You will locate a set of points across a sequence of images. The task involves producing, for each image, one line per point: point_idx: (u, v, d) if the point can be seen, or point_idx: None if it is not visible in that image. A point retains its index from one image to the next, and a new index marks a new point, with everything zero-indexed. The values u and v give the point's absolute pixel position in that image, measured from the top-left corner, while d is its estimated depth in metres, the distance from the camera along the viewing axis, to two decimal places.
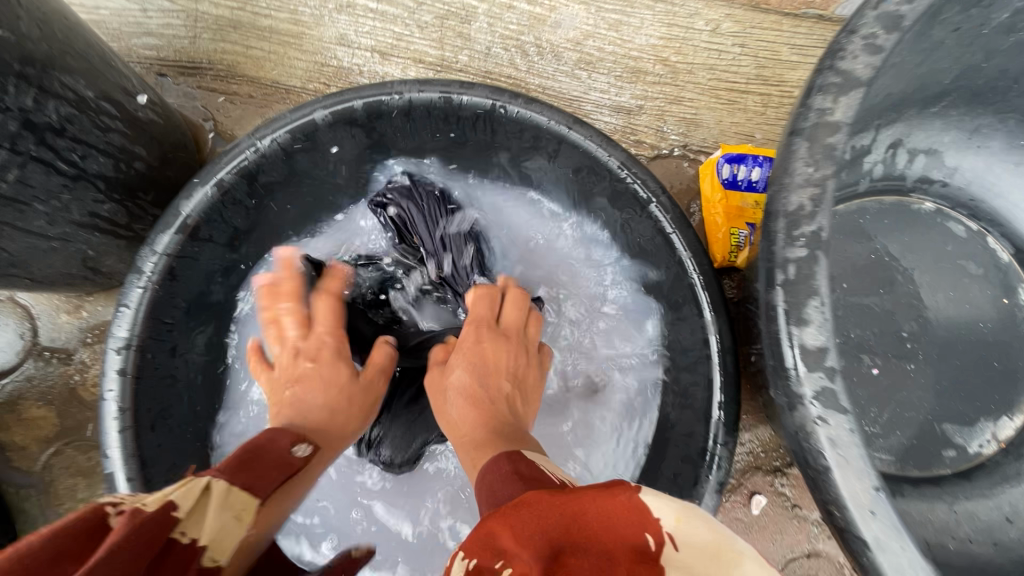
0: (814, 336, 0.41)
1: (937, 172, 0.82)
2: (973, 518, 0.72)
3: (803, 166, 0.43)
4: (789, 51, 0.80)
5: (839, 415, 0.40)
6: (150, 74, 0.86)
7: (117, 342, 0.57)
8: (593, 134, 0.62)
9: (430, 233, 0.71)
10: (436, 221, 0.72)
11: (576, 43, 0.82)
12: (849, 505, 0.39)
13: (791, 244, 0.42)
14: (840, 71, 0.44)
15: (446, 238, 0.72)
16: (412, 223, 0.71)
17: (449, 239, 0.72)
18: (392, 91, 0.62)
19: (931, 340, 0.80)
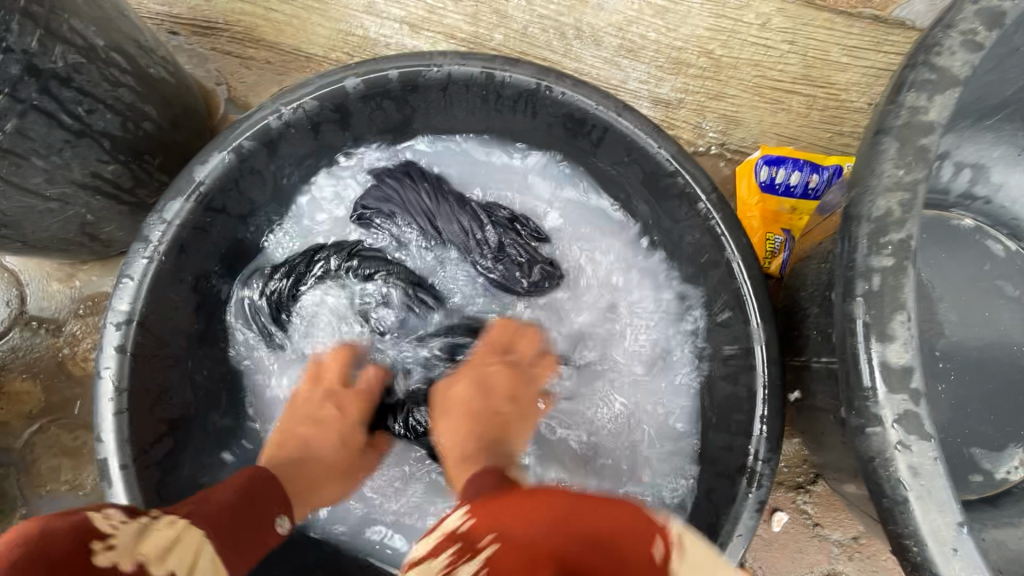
0: (898, 355, 0.37)
1: (981, 188, 0.79)
2: (1001, 547, 0.70)
3: (891, 168, 0.39)
4: (840, 52, 0.76)
5: (924, 441, 0.37)
6: (162, 31, 0.81)
7: (118, 317, 0.52)
8: (643, 122, 0.57)
9: (428, 214, 0.66)
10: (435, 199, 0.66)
11: (617, 29, 0.77)
12: (927, 538, 0.36)
13: (878, 252, 0.39)
14: (935, 68, 0.41)
15: (445, 210, 0.66)
16: (407, 205, 0.66)
17: (450, 215, 0.66)
18: (431, 62, 0.57)
19: (963, 361, 0.77)
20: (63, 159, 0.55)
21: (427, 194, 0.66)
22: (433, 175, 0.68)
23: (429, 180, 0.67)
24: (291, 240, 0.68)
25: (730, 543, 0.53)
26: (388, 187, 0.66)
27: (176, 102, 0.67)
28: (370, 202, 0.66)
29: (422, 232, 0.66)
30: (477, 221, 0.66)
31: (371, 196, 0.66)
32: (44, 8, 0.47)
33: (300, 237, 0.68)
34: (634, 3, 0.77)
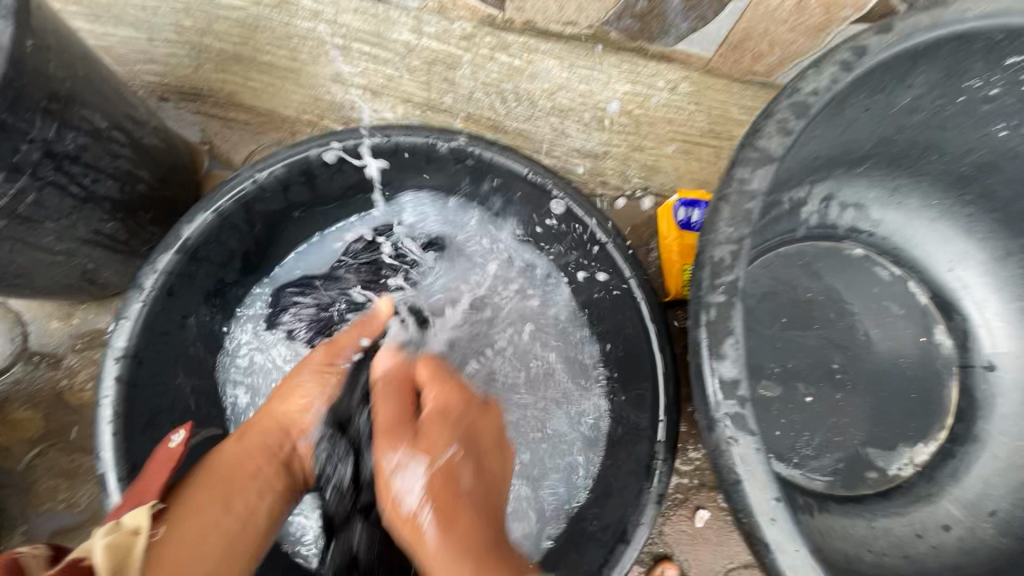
0: (729, 369, 0.49)
1: (865, 223, 0.92)
2: (887, 533, 0.81)
3: (725, 226, 0.51)
4: (738, 111, 0.90)
5: (748, 435, 0.48)
6: (152, 98, 0.92)
7: (116, 353, 0.62)
8: (558, 180, 0.69)
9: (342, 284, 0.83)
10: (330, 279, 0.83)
11: (550, 93, 0.90)
12: (754, 511, 0.47)
13: (713, 291, 0.50)
14: (758, 148, 0.53)
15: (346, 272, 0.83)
16: (310, 290, 0.82)
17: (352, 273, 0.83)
18: (381, 134, 0.68)
19: (856, 372, 0.89)
20: (69, 221, 0.66)
21: (319, 281, 0.83)
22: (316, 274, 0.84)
23: (302, 284, 0.82)
24: (255, 374, 0.80)
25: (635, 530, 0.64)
26: (276, 314, 0.81)
27: (166, 164, 0.79)
28: (277, 311, 0.81)
29: (355, 282, 0.83)
30: (368, 270, 0.84)
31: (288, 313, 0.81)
32: (59, 104, 0.59)
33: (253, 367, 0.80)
34: (563, 72, 0.90)
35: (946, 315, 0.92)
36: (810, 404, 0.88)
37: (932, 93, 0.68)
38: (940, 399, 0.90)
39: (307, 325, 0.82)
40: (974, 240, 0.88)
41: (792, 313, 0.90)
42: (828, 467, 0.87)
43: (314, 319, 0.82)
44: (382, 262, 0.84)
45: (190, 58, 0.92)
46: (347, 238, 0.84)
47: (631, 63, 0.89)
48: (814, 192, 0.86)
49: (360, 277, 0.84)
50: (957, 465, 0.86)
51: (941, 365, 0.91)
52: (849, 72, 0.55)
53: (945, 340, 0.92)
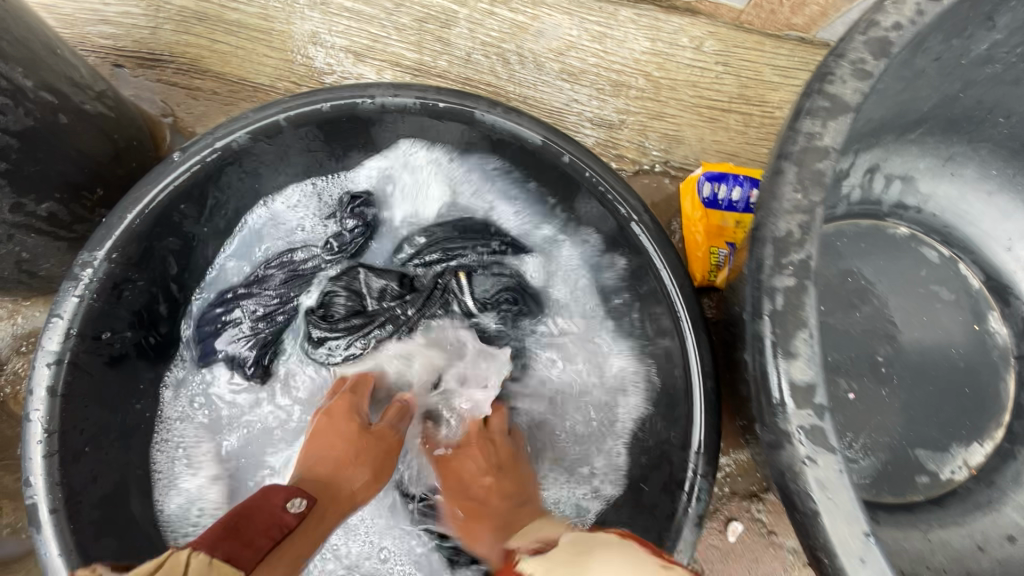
0: (801, 371, 0.39)
1: (913, 198, 0.82)
2: (946, 547, 0.71)
3: (788, 192, 0.41)
4: (771, 71, 0.79)
5: (827, 455, 0.38)
6: (105, 64, 0.81)
7: (48, 357, 0.52)
8: (573, 146, 0.59)
9: (261, 280, 0.67)
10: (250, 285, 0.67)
11: (559, 53, 0.79)
12: (838, 550, 0.37)
13: (778, 272, 0.40)
14: (828, 95, 0.43)
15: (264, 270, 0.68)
16: (234, 301, 0.66)
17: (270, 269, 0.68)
18: (365, 94, 0.58)
19: (904, 366, 0.80)
20: None
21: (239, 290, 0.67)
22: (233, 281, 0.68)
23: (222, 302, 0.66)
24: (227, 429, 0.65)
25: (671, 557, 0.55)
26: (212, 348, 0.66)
27: (115, 135, 0.68)
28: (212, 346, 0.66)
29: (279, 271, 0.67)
30: (292, 258, 0.68)
31: (215, 334, 0.66)
32: None
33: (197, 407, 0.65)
34: (574, 30, 0.79)
35: (1002, 301, 0.82)
36: (853, 402, 0.79)
37: (1014, 36, 0.58)
38: (996, 396, 0.81)
39: (246, 337, 0.66)
40: None
41: (831, 299, 0.80)
42: (876, 474, 0.78)
43: (254, 325, 0.66)
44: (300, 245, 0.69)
45: (147, 19, 0.81)
46: (256, 230, 0.69)
47: (649, 18, 0.79)
48: (858, 163, 0.76)
49: (277, 265, 0.68)
50: (1019, 468, 0.77)
51: (997, 357, 0.82)
52: (936, 2, 0.45)
53: (1000, 329, 0.83)
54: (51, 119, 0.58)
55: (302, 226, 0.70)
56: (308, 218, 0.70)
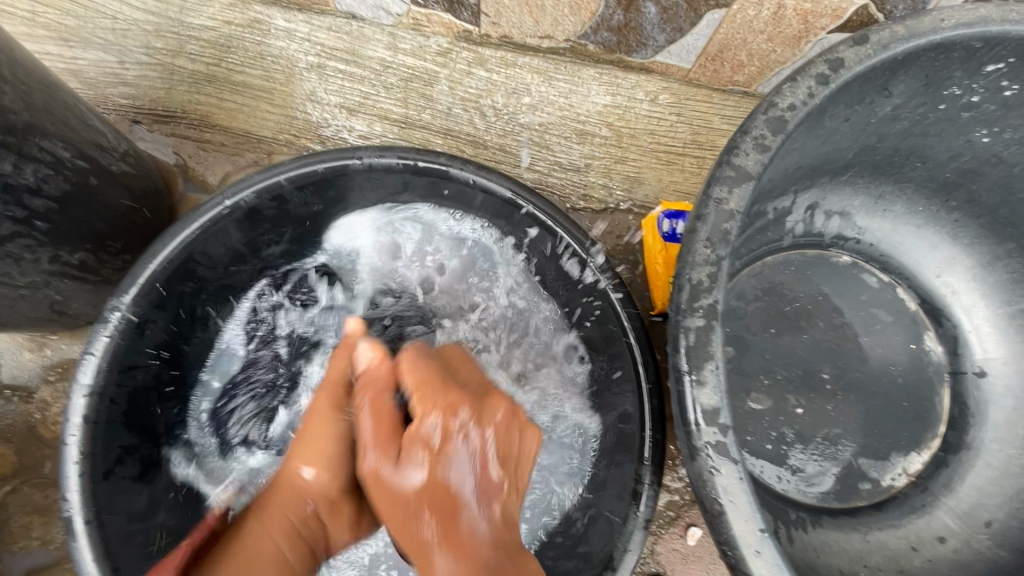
0: (710, 397, 0.47)
1: (852, 229, 0.91)
2: (882, 547, 0.79)
3: (700, 248, 0.50)
4: (720, 120, 0.89)
5: (730, 465, 0.46)
6: (124, 121, 0.90)
7: (82, 390, 0.60)
8: (535, 198, 0.68)
9: (251, 362, 0.81)
10: (245, 372, 0.81)
11: (529, 106, 0.89)
12: (739, 544, 0.45)
13: (692, 314, 0.49)
14: (734, 165, 0.52)
15: (256, 356, 0.82)
16: (239, 388, 0.80)
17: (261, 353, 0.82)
18: (355, 156, 0.67)
19: (846, 383, 0.88)
20: (33, 255, 0.64)
21: (238, 379, 0.80)
22: (228, 383, 0.80)
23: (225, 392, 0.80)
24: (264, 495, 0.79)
25: (623, 557, 0.63)
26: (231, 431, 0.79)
27: (136, 190, 0.77)
28: (230, 429, 0.79)
29: (268, 351, 0.82)
30: (274, 338, 0.82)
31: (233, 424, 0.80)
32: (17, 138, 0.57)
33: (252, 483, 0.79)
34: (543, 86, 0.88)
35: (936, 321, 0.91)
36: (801, 416, 0.87)
37: (915, 100, 0.67)
38: (932, 408, 0.89)
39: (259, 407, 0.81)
40: (960, 245, 0.87)
41: (779, 322, 0.89)
42: (823, 482, 0.85)
43: (261, 398, 0.81)
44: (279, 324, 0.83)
45: (162, 81, 0.90)
46: (237, 323, 0.81)
47: (610, 74, 0.88)
48: (798, 202, 0.85)
49: (265, 351, 0.82)
50: (951, 474, 0.84)
51: (932, 373, 0.90)
52: (826, 85, 0.54)
53: (935, 347, 0.91)
54: (83, 182, 0.67)
55: (278, 310, 0.83)
56: (286, 301, 0.83)
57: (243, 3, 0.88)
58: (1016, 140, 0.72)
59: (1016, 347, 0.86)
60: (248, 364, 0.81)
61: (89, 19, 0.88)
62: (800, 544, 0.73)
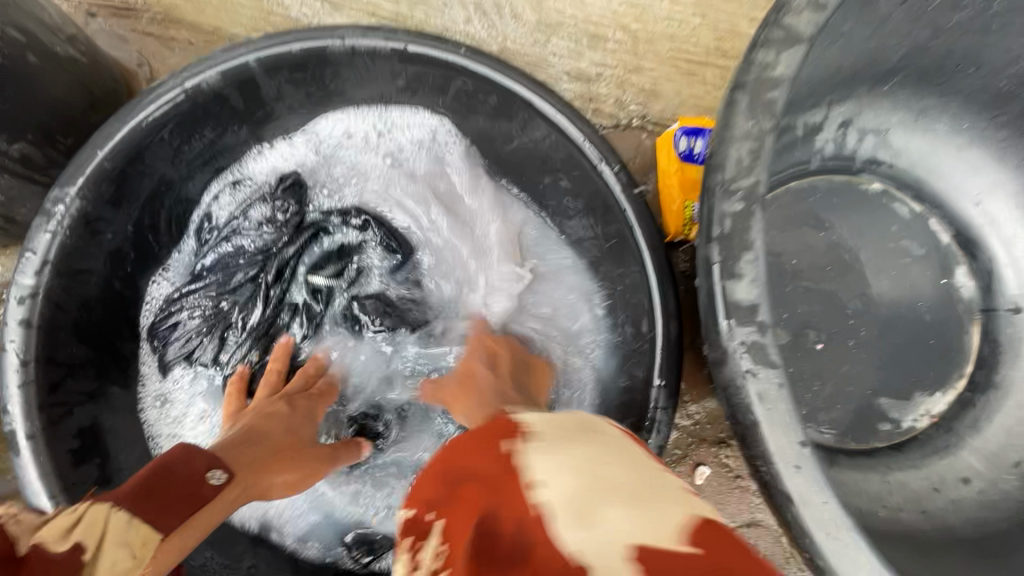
0: (746, 291, 0.40)
1: (886, 152, 0.83)
2: (902, 487, 0.74)
3: (741, 120, 0.42)
4: (748, 24, 0.80)
5: (767, 372, 0.40)
6: (79, 14, 0.80)
7: (21, 290, 0.53)
8: (543, 88, 0.60)
9: (200, 255, 0.69)
10: (192, 274, 0.69)
11: (536, 4, 0.79)
12: (773, 458, 0.39)
13: (725, 196, 0.42)
14: (782, 26, 0.44)
15: (204, 256, 0.69)
16: (176, 288, 0.68)
17: (206, 255, 0.69)
18: (334, 35, 0.58)
19: (870, 318, 0.82)
20: None
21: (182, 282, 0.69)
22: (175, 288, 0.69)
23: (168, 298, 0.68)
24: (190, 415, 0.69)
25: None
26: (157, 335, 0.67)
27: (94, 86, 0.69)
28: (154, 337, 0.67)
29: (214, 258, 0.69)
30: (225, 241, 0.69)
31: (174, 342, 0.68)
32: None
33: (180, 401, 0.69)
34: None
35: (970, 254, 0.84)
36: (821, 352, 0.80)
37: None
38: (960, 347, 0.83)
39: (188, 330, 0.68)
40: (1005, 169, 0.79)
41: (802, 253, 0.82)
42: (839, 421, 0.80)
43: (199, 324, 0.68)
44: (234, 230, 0.69)
45: None
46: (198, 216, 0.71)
47: None
48: (831, 116, 0.77)
49: (212, 251, 0.69)
50: (977, 415, 0.79)
51: (962, 311, 0.84)
52: None
53: (967, 284, 0.84)
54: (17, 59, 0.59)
55: (234, 205, 0.70)
56: (248, 194, 0.71)
57: None
58: None
59: None
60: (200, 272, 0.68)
61: None
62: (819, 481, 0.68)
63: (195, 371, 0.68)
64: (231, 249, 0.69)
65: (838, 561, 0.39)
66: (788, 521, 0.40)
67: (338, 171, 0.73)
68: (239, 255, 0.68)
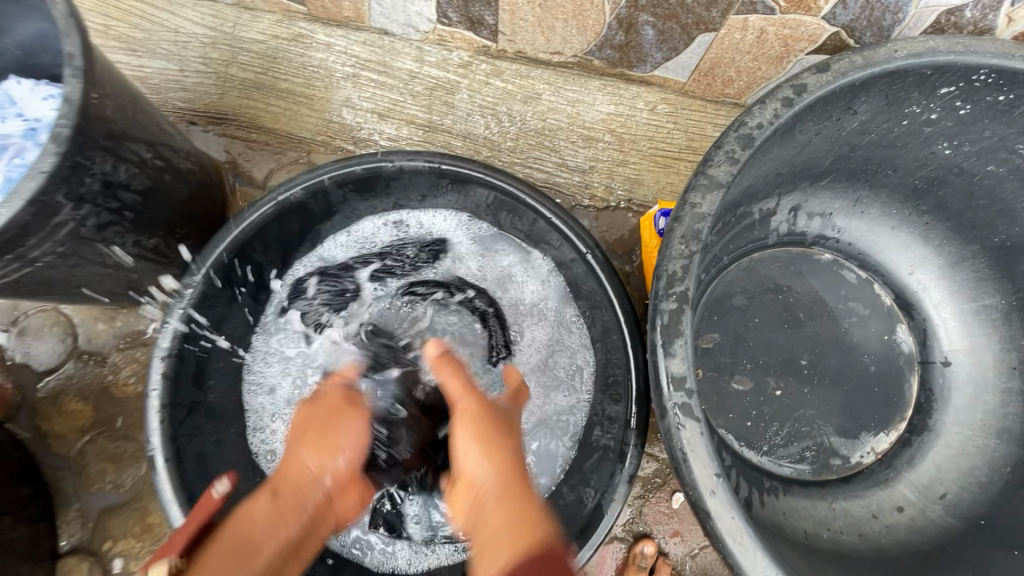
0: (678, 365, 0.58)
1: (832, 230, 0.99)
2: (846, 513, 0.89)
3: (677, 245, 0.60)
4: (713, 128, 0.98)
5: (691, 424, 0.57)
6: (183, 122, 1.02)
7: (161, 352, 0.73)
8: (544, 198, 0.79)
9: (356, 258, 0.94)
10: (347, 266, 0.94)
11: (541, 113, 0.99)
12: (697, 485, 0.56)
13: (663, 297, 0.59)
14: (708, 176, 0.62)
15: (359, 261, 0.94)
16: (329, 269, 0.93)
17: (362, 260, 0.94)
18: (387, 159, 0.78)
19: (822, 369, 0.97)
20: (121, 239, 0.76)
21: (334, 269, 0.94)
22: (326, 266, 0.93)
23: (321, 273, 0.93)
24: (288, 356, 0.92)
25: (609, 505, 0.75)
26: (300, 287, 0.92)
27: (197, 183, 0.89)
28: (296, 293, 0.92)
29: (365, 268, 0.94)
30: (380, 259, 0.95)
31: (304, 299, 0.93)
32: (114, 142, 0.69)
33: (289, 342, 0.92)
34: (554, 95, 0.99)
35: (909, 315, 0.99)
36: (780, 397, 0.96)
37: (878, 117, 0.76)
38: (901, 394, 0.97)
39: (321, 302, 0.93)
40: (930, 246, 0.95)
41: (763, 313, 0.98)
42: (795, 456, 0.95)
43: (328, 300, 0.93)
44: (387, 257, 0.95)
45: (216, 87, 1.02)
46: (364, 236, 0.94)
47: (613, 86, 0.98)
48: (782, 204, 0.94)
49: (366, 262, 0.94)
50: (913, 453, 0.94)
51: (903, 363, 0.99)
52: (790, 107, 0.64)
53: (907, 339, 0.99)
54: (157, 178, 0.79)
55: (386, 237, 0.94)
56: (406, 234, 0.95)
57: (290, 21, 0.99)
58: (974, 153, 0.80)
59: (979, 340, 0.94)
60: (349, 266, 0.94)
61: (153, 31, 1.00)
62: (769, 506, 0.83)
63: (300, 327, 0.93)
64: (378, 269, 0.95)
65: (743, 559, 0.55)
66: (709, 530, 0.56)
67: (457, 245, 0.95)
68: (386, 275, 0.95)
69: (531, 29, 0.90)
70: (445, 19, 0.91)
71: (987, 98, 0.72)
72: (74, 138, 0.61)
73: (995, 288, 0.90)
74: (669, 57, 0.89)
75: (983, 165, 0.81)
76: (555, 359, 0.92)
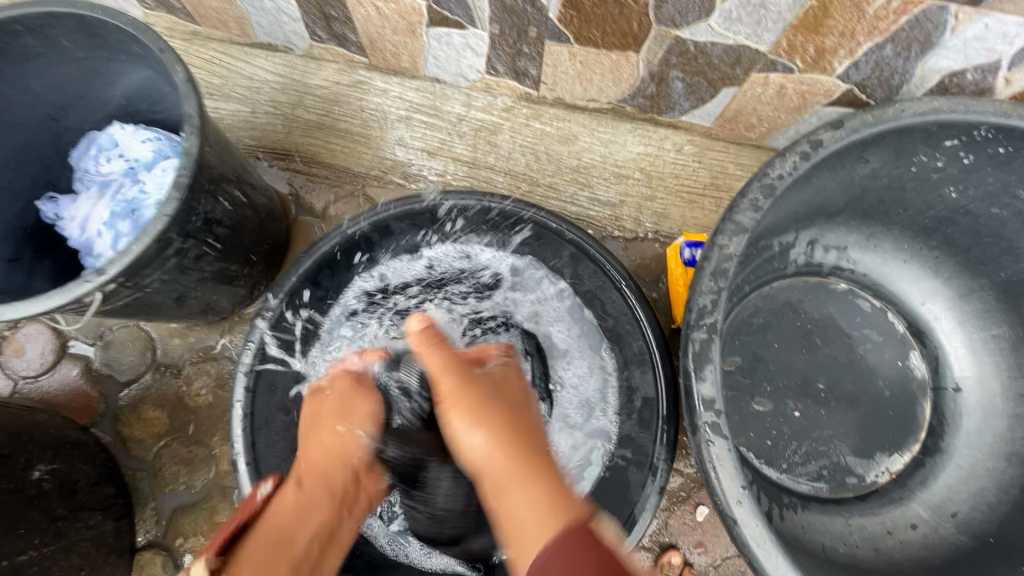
0: (708, 388, 0.65)
1: (847, 262, 1.06)
2: (862, 529, 0.95)
3: (706, 282, 0.68)
4: (736, 167, 1.07)
5: (720, 441, 0.64)
6: (252, 158, 1.13)
7: (245, 366, 0.84)
8: (581, 234, 0.89)
9: (414, 279, 0.98)
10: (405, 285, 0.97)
11: (576, 153, 1.09)
12: (724, 495, 0.63)
13: (694, 327, 0.67)
14: (734, 221, 0.70)
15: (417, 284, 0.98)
16: (388, 286, 0.97)
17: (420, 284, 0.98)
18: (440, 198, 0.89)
19: (838, 392, 1.03)
20: (210, 267, 0.86)
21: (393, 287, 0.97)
22: (382, 285, 0.96)
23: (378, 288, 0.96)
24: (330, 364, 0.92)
25: (640, 513, 0.83)
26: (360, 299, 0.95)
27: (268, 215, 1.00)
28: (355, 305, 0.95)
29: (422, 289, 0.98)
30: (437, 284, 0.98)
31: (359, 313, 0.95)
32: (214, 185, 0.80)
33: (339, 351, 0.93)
34: (588, 137, 1.08)
35: (921, 342, 1.06)
36: (799, 418, 1.02)
37: (888, 164, 0.84)
38: (914, 417, 1.03)
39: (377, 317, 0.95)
40: (941, 278, 1.02)
41: (782, 339, 1.05)
42: (814, 474, 1.01)
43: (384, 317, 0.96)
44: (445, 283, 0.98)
45: (282, 127, 1.13)
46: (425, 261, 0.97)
47: (643, 129, 1.07)
48: (800, 238, 1.02)
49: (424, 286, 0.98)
50: (927, 473, 1.00)
51: (916, 388, 1.05)
52: (807, 160, 0.72)
53: (920, 365, 1.05)
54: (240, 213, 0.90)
55: (444, 263, 0.98)
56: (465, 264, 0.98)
57: (351, 69, 1.11)
58: (978, 196, 0.87)
59: (988, 368, 1.00)
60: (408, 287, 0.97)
61: (230, 78, 1.12)
62: (789, 520, 0.89)
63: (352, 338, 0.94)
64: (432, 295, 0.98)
65: (767, 563, 0.62)
66: (735, 536, 0.63)
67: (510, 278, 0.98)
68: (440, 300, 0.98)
69: (569, 80, 0.99)
70: (492, 70, 1.01)
71: (988, 150, 0.79)
72: (188, 184, 0.71)
73: (1003, 320, 0.97)
74: (696, 106, 0.98)
75: (987, 207, 0.88)
76: (597, 395, 0.93)
